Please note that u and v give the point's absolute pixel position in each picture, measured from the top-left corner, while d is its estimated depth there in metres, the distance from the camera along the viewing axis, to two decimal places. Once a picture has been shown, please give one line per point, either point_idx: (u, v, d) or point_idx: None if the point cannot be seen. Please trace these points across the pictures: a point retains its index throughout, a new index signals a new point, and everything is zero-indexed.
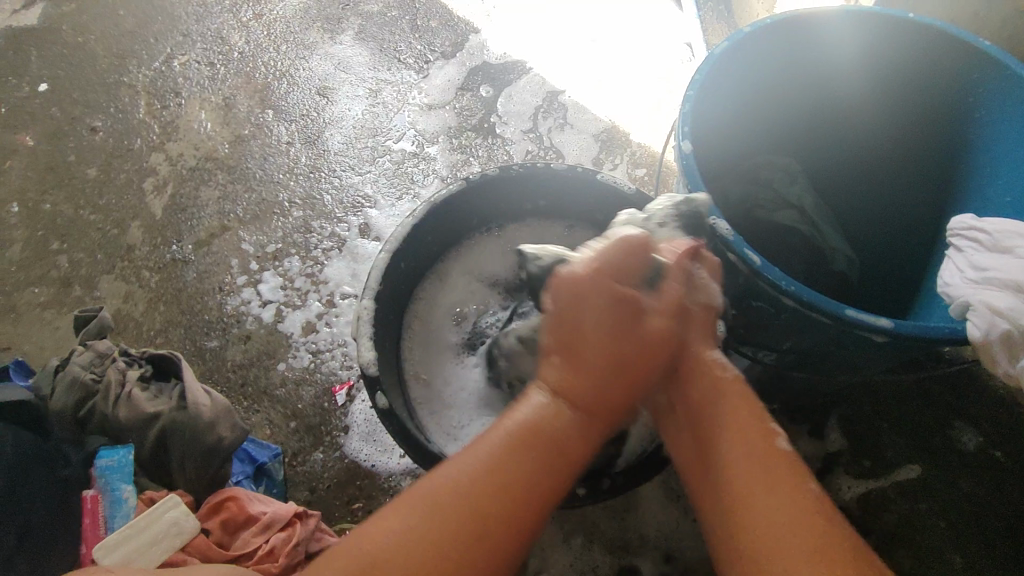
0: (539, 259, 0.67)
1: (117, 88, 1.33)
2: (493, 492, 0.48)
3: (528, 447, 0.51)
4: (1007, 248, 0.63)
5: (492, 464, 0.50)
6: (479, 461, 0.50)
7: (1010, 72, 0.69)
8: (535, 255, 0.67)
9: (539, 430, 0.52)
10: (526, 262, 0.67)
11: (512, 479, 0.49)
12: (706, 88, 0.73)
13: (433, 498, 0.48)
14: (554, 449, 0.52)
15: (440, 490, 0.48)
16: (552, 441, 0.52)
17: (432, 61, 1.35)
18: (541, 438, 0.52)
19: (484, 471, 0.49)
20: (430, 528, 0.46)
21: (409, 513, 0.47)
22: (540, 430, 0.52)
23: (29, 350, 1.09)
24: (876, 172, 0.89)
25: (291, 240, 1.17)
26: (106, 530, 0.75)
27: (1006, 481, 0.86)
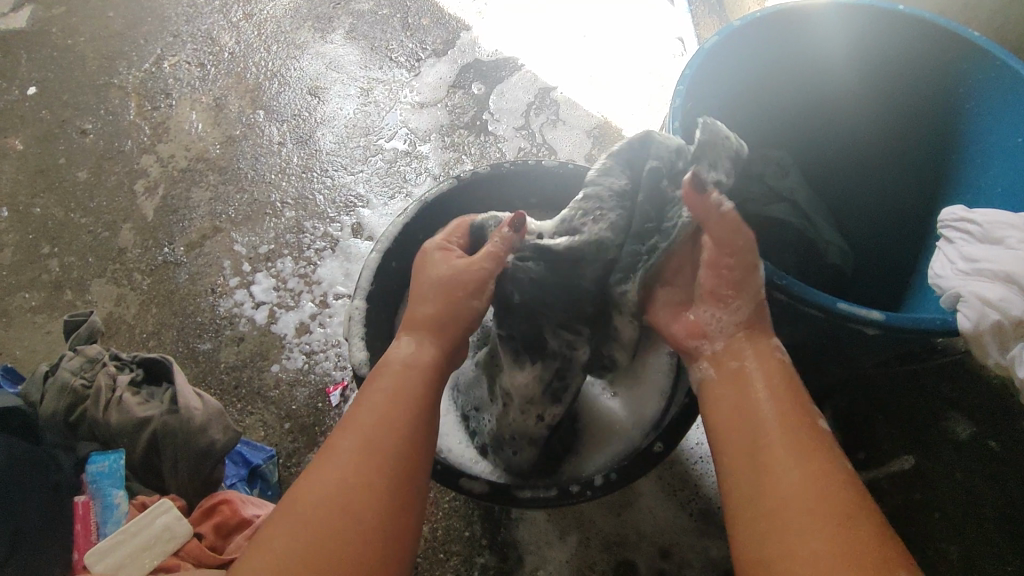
0: (459, 262, 0.63)
1: (106, 90, 1.33)
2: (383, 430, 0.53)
3: (395, 379, 0.57)
4: (998, 239, 0.63)
5: (379, 405, 0.55)
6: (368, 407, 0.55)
7: (1000, 63, 0.69)
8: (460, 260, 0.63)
9: (415, 364, 0.59)
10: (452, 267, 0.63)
11: (397, 409, 0.55)
12: (696, 82, 0.73)
13: (331, 444, 0.53)
14: (417, 387, 0.57)
15: (336, 438, 0.53)
16: (422, 376, 0.58)
17: (424, 59, 1.35)
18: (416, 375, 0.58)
19: (366, 410, 0.54)
20: (353, 471, 0.50)
21: (327, 465, 0.51)
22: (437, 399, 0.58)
23: (21, 354, 1.09)
24: (868, 165, 0.89)
25: (283, 241, 1.16)
26: (98, 536, 0.74)
27: (1001, 471, 0.86)
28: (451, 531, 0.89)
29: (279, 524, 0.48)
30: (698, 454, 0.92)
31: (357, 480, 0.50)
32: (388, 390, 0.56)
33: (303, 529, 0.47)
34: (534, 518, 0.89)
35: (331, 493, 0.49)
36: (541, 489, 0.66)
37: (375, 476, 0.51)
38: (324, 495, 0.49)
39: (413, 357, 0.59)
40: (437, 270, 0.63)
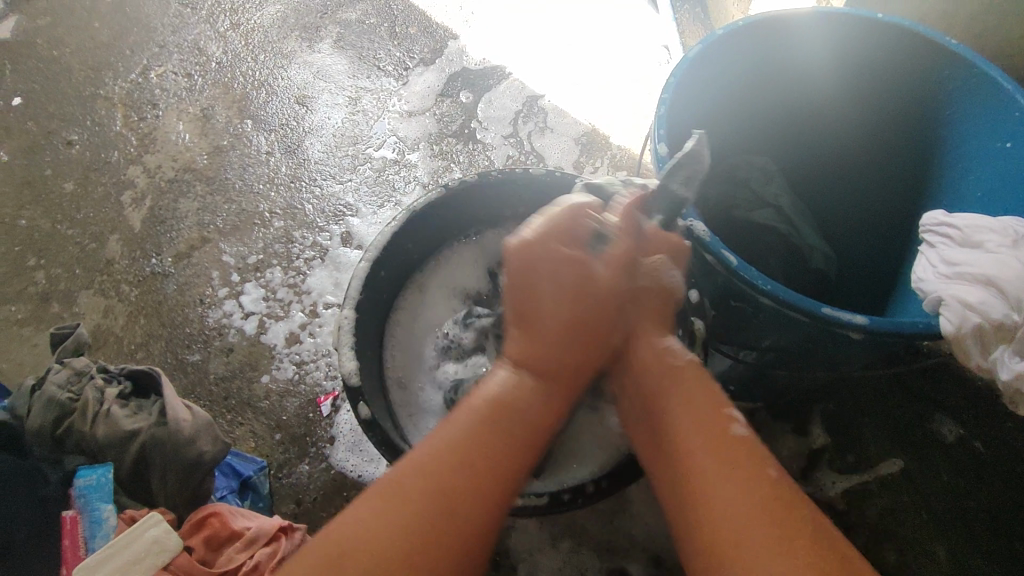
0: (610, 275, 0.61)
1: (93, 100, 1.32)
2: (454, 491, 0.49)
3: (476, 432, 0.53)
4: (977, 243, 0.64)
5: (457, 454, 0.51)
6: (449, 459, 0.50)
7: (977, 70, 0.70)
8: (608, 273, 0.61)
9: (508, 413, 0.55)
10: (598, 283, 0.60)
11: (475, 463, 0.51)
12: (681, 91, 0.74)
13: (394, 489, 0.48)
14: (506, 442, 0.53)
15: (403, 480, 0.49)
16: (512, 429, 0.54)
17: (412, 67, 1.35)
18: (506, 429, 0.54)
19: (444, 455, 0.51)
20: (408, 519, 0.47)
21: (378, 506, 0.47)
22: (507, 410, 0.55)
23: (7, 368, 1.08)
24: (851, 170, 0.90)
25: (272, 251, 1.16)
26: (86, 551, 0.73)
27: (986, 471, 0.87)
28: None
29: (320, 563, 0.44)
30: None
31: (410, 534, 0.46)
32: (469, 442, 0.52)
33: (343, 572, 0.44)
34: (526, 525, 0.89)
35: (379, 536, 0.46)
36: (532, 497, 0.66)
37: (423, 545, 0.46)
38: (371, 539, 0.45)
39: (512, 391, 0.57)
40: (587, 275, 0.60)
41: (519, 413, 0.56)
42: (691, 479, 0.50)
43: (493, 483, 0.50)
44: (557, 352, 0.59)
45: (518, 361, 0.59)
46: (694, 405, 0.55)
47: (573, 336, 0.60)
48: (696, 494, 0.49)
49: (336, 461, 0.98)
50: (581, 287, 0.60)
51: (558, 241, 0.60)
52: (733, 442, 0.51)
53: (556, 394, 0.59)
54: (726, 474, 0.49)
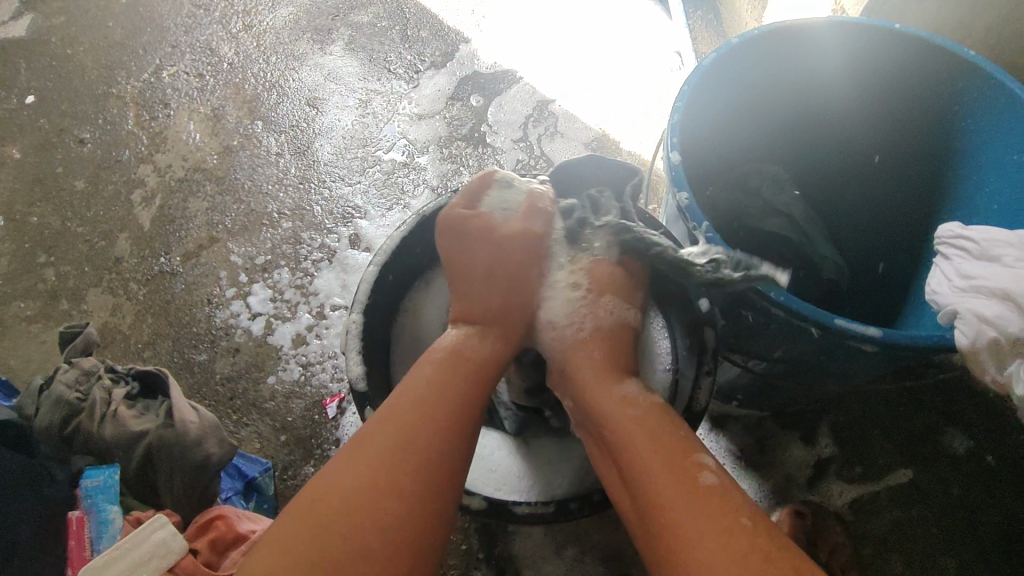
0: (514, 228, 0.69)
1: (104, 99, 1.33)
2: (405, 450, 0.53)
3: (430, 394, 0.57)
4: (994, 257, 0.63)
5: (400, 425, 0.54)
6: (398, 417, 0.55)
7: (995, 82, 0.69)
8: (514, 224, 0.69)
9: (464, 401, 0.58)
10: (501, 234, 0.68)
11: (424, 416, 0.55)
12: (694, 98, 0.73)
13: (362, 442, 0.53)
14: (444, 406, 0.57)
15: (357, 443, 0.53)
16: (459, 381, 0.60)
17: (422, 70, 1.35)
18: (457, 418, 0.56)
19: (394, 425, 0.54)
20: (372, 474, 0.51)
21: (349, 462, 0.52)
22: (451, 384, 0.59)
23: (15, 365, 1.08)
24: (864, 180, 0.89)
25: (280, 252, 1.16)
26: (92, 552, 0.73)
27: (998, 488, 0.86)
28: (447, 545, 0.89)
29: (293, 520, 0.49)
30: None
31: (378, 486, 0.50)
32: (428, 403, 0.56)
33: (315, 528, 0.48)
34: (531, 532, 0.88)
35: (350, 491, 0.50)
36: (539, 505, 0.66)
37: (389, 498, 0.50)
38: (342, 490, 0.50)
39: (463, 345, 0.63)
40: (490, 226, 0.68)
41: (452, 370, 0.60)
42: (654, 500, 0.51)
43: (433, 436, 0.54)
44: (489, 299, 0.67)
45: (470, 323, 0.66)
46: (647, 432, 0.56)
47: (496, 288, 0.67)
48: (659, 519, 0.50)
49: None
50: (491, 237, 0.68)
51: (468, 203, 0.70)
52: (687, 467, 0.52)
53: (504, 344, 0.66)
54: (691, 514, 0.49)
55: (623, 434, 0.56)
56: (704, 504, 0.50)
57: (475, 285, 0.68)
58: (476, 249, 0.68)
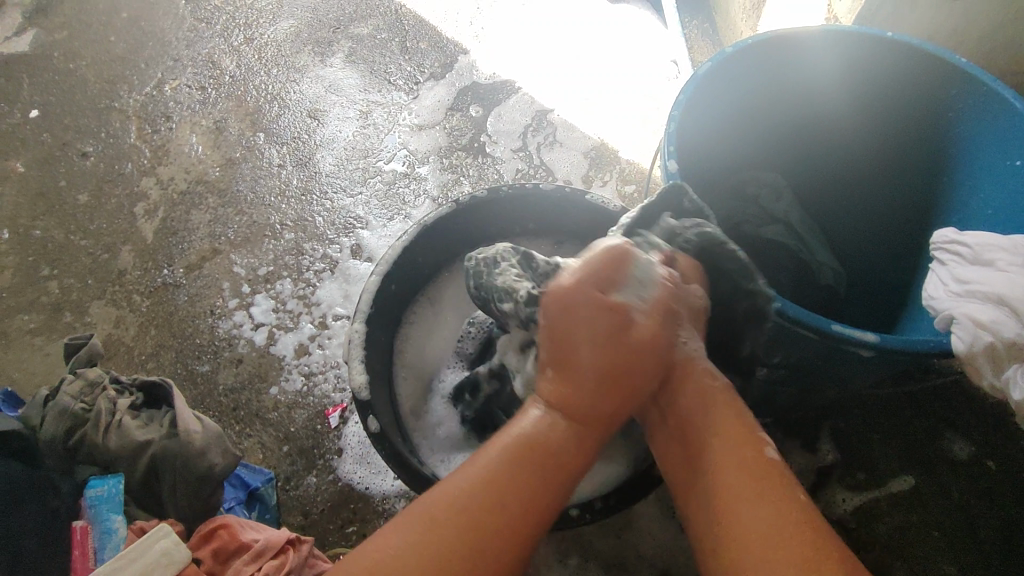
0: (651, 327, 0.57)
1: (108, 113, 1.34)
2: (470, 524, 0.49)
3: (502, 465, 0.52)
4: (989, 261, 0.63)
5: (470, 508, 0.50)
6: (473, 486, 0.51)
7: (986, 88, 0.70)
8: (628, 294, 0.57)
9: (534, 448, 0.53)
10: (638, 332, 0.56)
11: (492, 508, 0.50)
12: (690, 108, 0.74)
13: (420, 515, 0.50)
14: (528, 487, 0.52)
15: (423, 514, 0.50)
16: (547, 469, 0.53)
17: (422, 82, 1.37)
18: (524, 461, 0.53)
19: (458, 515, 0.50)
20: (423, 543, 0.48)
21: (403, 533, 0.49)
22: (539, 446, 0.54)
23: (19, 378, 1.09)
24: (860, 187, 0.90)
25: (282, 262, 1.17)
26: (95, 562, 0.74)
27: (1003, 495, 0.85)
28: None
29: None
30: None
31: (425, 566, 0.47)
32: (494, 470, 0.52)
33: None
34: (533, 540, 0.88)
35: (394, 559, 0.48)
36: None
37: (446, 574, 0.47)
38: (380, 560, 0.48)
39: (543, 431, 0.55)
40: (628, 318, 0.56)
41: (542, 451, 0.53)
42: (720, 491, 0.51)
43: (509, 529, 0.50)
44: (592, 402, 0.55)
45: (554, 403, 0.56)
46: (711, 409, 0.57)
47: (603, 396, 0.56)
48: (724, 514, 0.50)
49: (343, 473, 0.98)
50: (616, 332, 0.56)
51: (600, 292, 0.57)
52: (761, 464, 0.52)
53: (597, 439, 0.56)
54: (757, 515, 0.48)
55: (702, 420, 0.56)
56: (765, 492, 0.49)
57: (589, 367, 0.56)
58: (578, 329, 0.56)
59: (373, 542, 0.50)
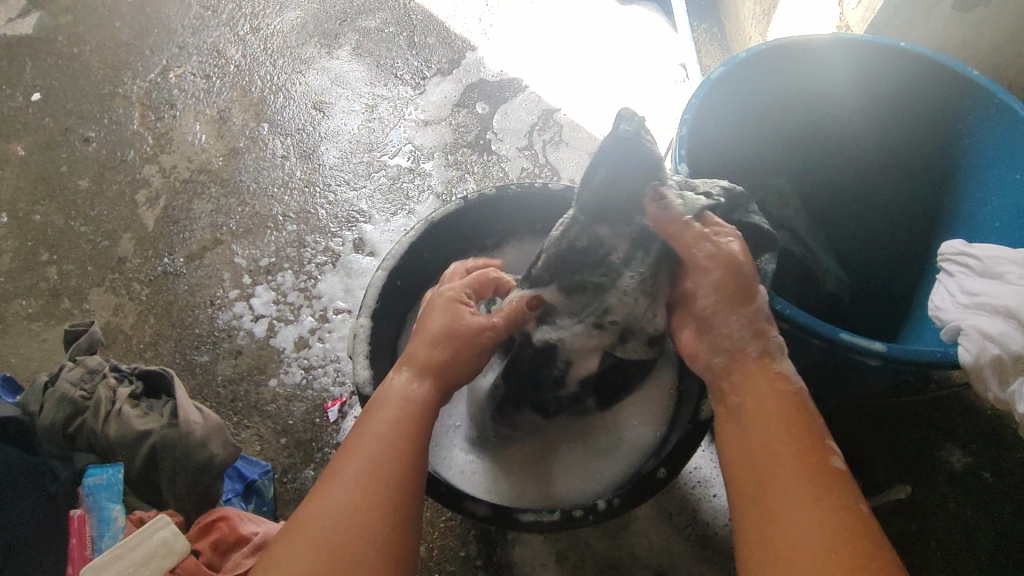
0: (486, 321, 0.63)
1: (111, 99, 1.33)
2: (379, 462, 0.53)
3: (398, 424, 0.56)
4: (998, 274, 0.64)
5: (377, 451, 0.53)
6: (366, 434, 0.55)
7: (998, 101, 0.70)
8: (504, 316, 0.65)
9: (408, 411, 0.57)
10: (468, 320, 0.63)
11: (397, 457, 0.53)
12: (702, 112, 0.74)
13: (323, 484, 0.52)
14: (416, 438, 0.56)
15: (335, 472, 0.52)
16: (420, 423, 0.57)
17: (429, 77, 1.36)
18: (412, 422, 0.56)
19: (370, 460, 0.53)
20: (355, 496, 0.50)
21: (325, 500, 0.50)
22: (417, 403, 0.58)
23: (15, 363, 1.08)
24: (866, 196, 0.90)
25: (284, 254, 1.16)
26: (94, 551, 0.73)
27: (996, 503, 0.86)
28: (446, 551, 0.89)
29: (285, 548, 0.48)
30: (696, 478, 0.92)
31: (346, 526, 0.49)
32: (382, 428, 0.55)
33: (314, 551, 0.47)
34: (530, 540, 0.88)
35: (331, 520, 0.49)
36: (544, 513, 0.66)
37: (366, 516, 0.49)
38: (321, 532, 0.48)
39: (411, 392, 0.58)
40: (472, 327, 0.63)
41: (417, 409, 0.58)
42: (771, 478, 0.49)
43: (408, 474, 0.53)
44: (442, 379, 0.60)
45: (419, 370, 0.60)
46: (774, 410, 0.53)
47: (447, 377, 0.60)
48: (776, 506, 0.48)
49: None
50: (451, 329, 0.62)
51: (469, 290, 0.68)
52: (822, 475, 0.48)
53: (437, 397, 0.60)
54: (807, 506, 0.46)
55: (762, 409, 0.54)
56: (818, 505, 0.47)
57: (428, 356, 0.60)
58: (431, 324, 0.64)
59: (301, 510, 0.50)
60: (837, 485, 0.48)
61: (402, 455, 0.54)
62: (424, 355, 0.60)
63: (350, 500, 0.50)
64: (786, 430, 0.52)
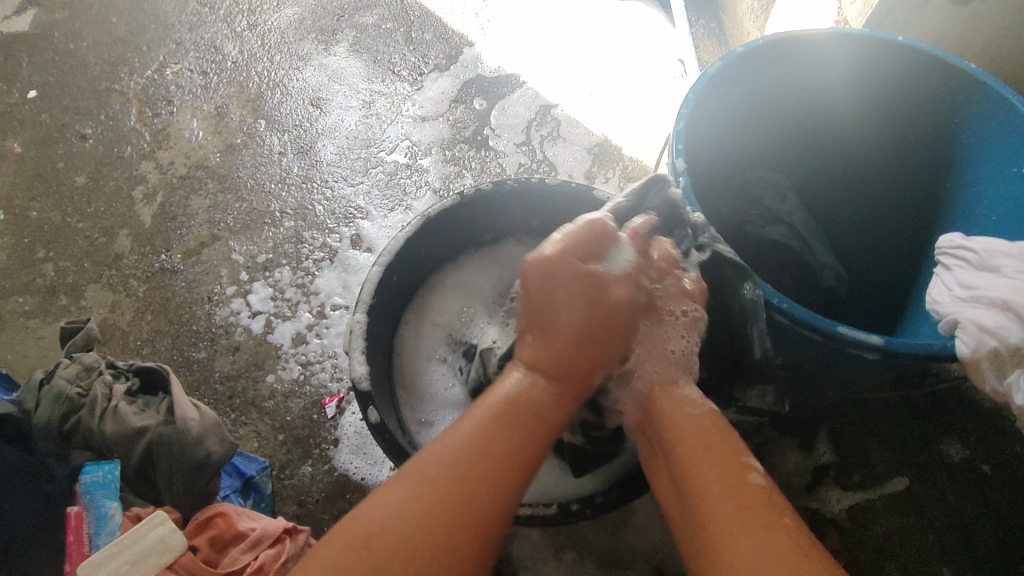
0: (625, 290, 0.62)
1: (108, 95, 1.32)
2: (470, 456, 0.53)
3: (493, 422, 0.55)
4: (994, 267, 0.63)
5: (469, 443, 0.53)
6: (464, 427, 0.55)
7: (995, 94, 0.70)
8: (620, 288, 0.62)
9: (513, 405, 0.57)
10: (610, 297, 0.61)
11: (488, 456, 0.53)
12: (699, 106, 0.74)
13: (413, 467, 0.52)
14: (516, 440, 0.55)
15: (419, 462, 0.53)
16: (520, 420, 0.56)
17: (426, 73, 1.36)
18: (506, 419, 0.56)
19: (459, 451, 0.53)
20: (434, 487, 0.51)
21: (402, 488, 0.51)
22: (524, 402, 0.57)
23: (12, 360, 1.08)
24: (863, 190, 0.90)
25: (282, 251, 1.16)
26: (90, 547, 0.73)
27: (993, 495, 0.86)
28: None
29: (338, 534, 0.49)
30: None
31: (425, 510, 0.49)
32: (482, 420, 0.55)
33: (370, 544, 0.47)
34: (528, 535, 0.88)
35: (407, 506, 0.49)
36: (541, 506, 0.66)
37: (449, 505, 0.50)
38: (383, 523, 0.49)
39: (525, 392, 0.58)
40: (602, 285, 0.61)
41: (525, 408, 0.57)
42: (706, 511, 0.50)
43: (498, 480, 0.52)
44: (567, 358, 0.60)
45: (532, 364, 0.60)
46: (693, 433, 0.56)
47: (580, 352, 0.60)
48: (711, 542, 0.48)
49: (339, 463, 0.98)
50: (594, 301, 0.60)
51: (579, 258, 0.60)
52: (748, 494, 0.50)
53: (570, 398, 0.60)
54: (741, 534, 0.47)
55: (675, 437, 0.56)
56: (759, 531, 0.47)
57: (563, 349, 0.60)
58: (557, 294, 0.60)
59: (372, 496, 0.51)
60: (770, 507, 0.49)
61: (494, 451, 0.54)
62: (537, 353, 0.60)
63: (425, 488, 0.51)
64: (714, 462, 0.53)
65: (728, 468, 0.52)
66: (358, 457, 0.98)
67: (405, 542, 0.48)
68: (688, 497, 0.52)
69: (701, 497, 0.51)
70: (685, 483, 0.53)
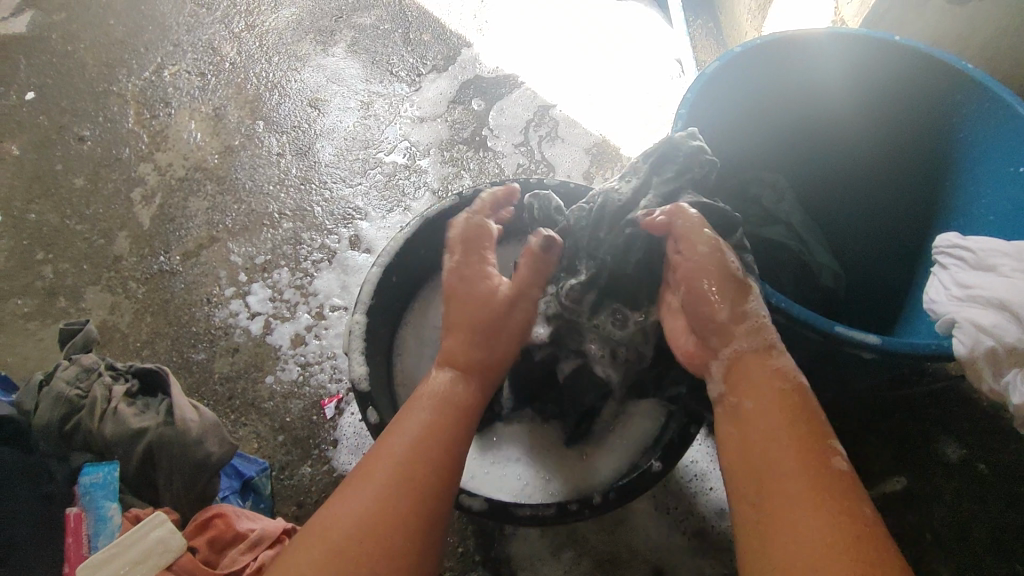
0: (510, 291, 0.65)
1: (106, 97, 1.32)
2: (414, 456, 0.54)
3: (431, 418, 0.57)
4: (991, 266, 0.64)
5: (413, 441, 0.55)
6: (405, 426, 0.56)
7: (991, 94, 0.71)
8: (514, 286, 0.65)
9: (447, 405, 0.58)
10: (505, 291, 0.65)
11: (430, 449, 0.55)
12: (696, 106, 0.74)
13: (364, 470, 0.53)
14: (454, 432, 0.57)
15: (366, 466, 0.53)
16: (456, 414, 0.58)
17: (424, 74, 1.36)
18: (444, 414, 0.58)
19: (402, 452, 0.54)
20: (384, 488, 0.51)
21: (351, 493, 0.51)
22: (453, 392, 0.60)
23: (11, 362, 1.08)
24: (860, 190, 0.91)
25: (281, 252, 1.16)
26: (89, 549, 0.73)
27: (990, 494, 0.87)
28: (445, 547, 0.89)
29: (298, 551, 0.48)
30: (692, 472, 0.92)
31: (384, 508, 0.50)
32: (426, 419, 0.57)
33: (330, 553, 0.48)
34: (528, 534, 0.88)
35: (368, 505, 0.50)
36: (539, 507, 0.66)
37: (400, 503, 0.51)
38: (343, 529, 0.49)
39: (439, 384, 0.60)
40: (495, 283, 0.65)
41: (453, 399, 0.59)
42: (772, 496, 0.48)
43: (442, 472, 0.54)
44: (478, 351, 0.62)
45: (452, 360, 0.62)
46: (772, 409, 0.53)
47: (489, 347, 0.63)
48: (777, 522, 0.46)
49: (338, 463, 0.98)
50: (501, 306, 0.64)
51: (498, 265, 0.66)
52: (823, 480, 0.47)
53: (483, 387, 0.62)
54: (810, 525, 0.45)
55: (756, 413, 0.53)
56: (833, 512, 0.45)
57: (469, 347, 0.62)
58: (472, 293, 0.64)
59: (324, 507, 0.51)
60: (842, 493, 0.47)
61: (434, 444, 0.55)
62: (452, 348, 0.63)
63: (376, 490, 0.51)
64: (787, 444, 0.50)
65: (807, 451, 0.49)
66: (357, 458, 0.98)
67: (364, 539, 0.48)
68: (761, 467, 0.50)
69: (776, 471, 0.49)
70: (761, 455, 0.51)
